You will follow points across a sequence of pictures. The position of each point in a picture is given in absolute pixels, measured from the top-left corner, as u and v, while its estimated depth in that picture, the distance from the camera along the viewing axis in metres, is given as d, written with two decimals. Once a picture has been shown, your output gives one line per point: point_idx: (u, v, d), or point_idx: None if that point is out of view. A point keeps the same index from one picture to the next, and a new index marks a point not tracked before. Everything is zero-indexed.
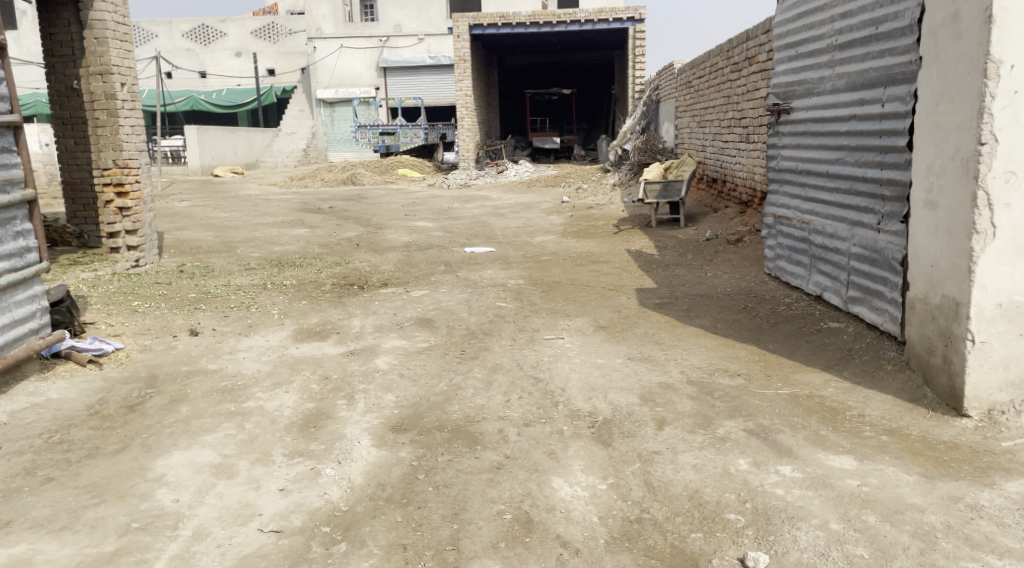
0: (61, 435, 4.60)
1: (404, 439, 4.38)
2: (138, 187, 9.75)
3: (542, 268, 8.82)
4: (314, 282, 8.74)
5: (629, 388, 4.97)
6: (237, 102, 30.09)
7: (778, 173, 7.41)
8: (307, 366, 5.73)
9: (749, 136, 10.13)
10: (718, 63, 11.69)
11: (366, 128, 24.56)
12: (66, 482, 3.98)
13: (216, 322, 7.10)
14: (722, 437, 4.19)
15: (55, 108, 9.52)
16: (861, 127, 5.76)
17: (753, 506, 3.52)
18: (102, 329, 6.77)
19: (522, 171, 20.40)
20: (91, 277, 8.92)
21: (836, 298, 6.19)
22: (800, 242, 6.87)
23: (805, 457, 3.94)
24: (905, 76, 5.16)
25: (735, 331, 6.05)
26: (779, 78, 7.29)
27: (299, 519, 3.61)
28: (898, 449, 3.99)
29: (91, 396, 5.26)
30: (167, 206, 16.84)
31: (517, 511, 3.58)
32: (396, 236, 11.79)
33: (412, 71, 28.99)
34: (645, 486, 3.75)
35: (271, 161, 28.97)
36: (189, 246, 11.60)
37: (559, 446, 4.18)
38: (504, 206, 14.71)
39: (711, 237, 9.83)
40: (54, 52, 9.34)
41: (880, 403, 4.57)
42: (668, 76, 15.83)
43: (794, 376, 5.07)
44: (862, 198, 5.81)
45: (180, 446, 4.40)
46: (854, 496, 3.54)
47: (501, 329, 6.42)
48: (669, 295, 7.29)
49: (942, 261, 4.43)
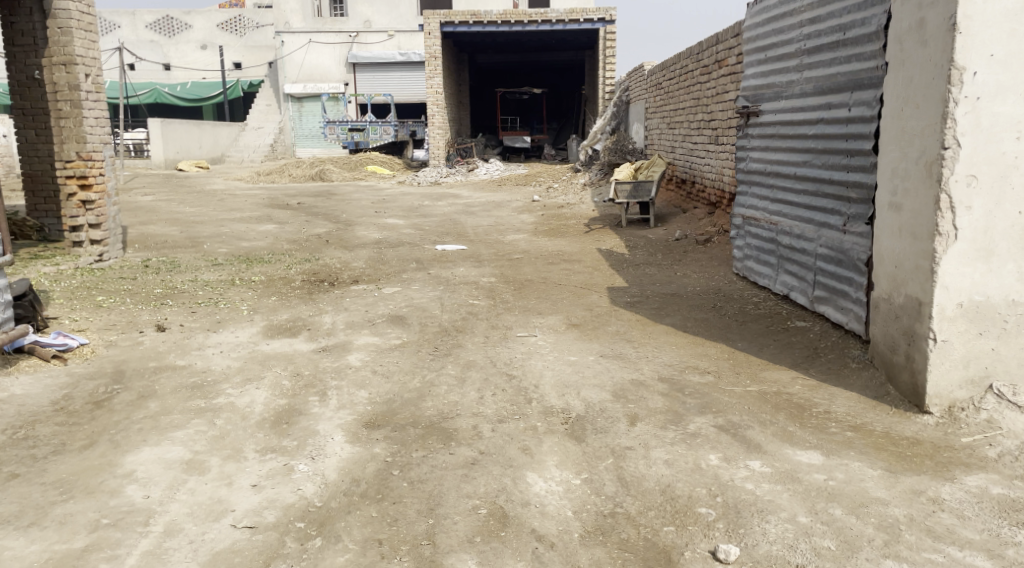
0: (26, 431, 4.52)
1: (378, 436, 4.38)
2: (103, 179, 9.60)
3: (513, 266, 8.85)
4: (284, 278, 8.67)
5: (601, 385, 5.02)
6: (203, 95, 29.67)
7: (746, 175, 7.52)
8: (279, 362, 5.70)
9: (718, 138, 10.27)
10: (688, 65, 11.83)
11: (335, 124, 24.39)
12: (32, 479, 3.91)
13: (184, 318, 7.02)
14: (692, 433, 4.26)
15: (16, 99, 9.45)
16: (828, 131, 5.88)
17: (724, 500, 3.59)
18: (66, 324, 6.65)
19: (492, 170, 20.41)
20: (53, 271, 8.75)
21: (803, 297, 6.31)
22: (767, 243, 6.99)
23: (774, 452, 4.02)
24: (872, 81, 5.28)
25: (704, 329, 6.14)
26: (748, 81, 7.41)
27: (273, 515, 3.60)
28: (863, 444, 4.10)
29: (57, 392, 5.17)
30: (132, 201, 16.57)
31: (491, 506, 3.61)
32: (366, 233, 11.75)
33: (381, 68, 28.88)
34: (618, 481, 3.80)
35: (235, 157, 28.57)
36: (155, 241, 11.44)
37: (533, 442, 4.22)
38: (474, 204, 14.71)
39: (680, 237, 9.96)
40: (15, 41, 9.21)
41: (845, 401, 4.67)
42: (638, 78, 15.99)
43: (763, 374, 5.17)
44: (828, 200, 5.93)
45: (150, 443, 4.35)
46: (822, 490, 3.62)
47: (474, 326, 6.43)
48: (640, 294, 7.38)
49: (906, 262, 4.55)
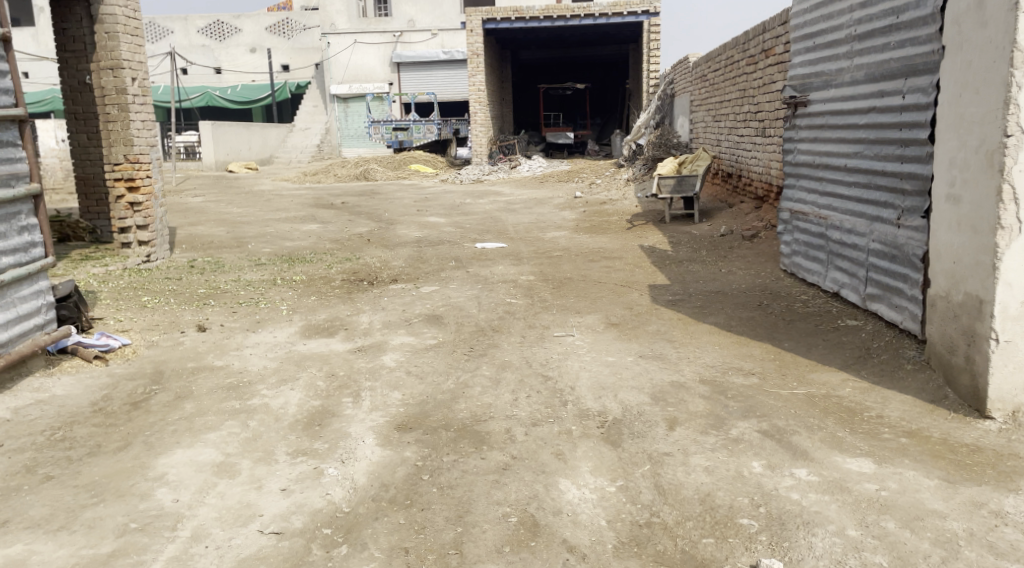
0: (63, 432, 4.54)
1: (409, 439, 4.29)
2: (150, 181, 9.70)
3: (553, 264, 8.71)
4: (324, 277, 8.67)
5: (639, 387, 4.86)
6: (251, 97, 30.12)
7: (794, 167, 7.25)
8: (314, 363, 5.66)
9: (765, 130, 9.96)
10: (733, 56, 11.51)
11: (379, 124, 24.49)
12: (65, 481, 3.92)
13: (224, 317, 7.05)
14: (735, 439, 4.08)
15: (69, 104, 9.73)
16: (881, 120, 5.60)
17: (767, 510, 3.41)
18: (110, 325, 6.73)
19: (534, 167, 20.29)
20: (101, 272, 8.90)
21: (854, 295, 6.04)
22: (817, 238, 6.72)
23: (821, 459, 3.81)
24: (927, 66, 5.01)
25: (750, 329, 5.92)
26: (796, 70, 7.13)
27: (300, 520, 3.53)
28: (919, 451, 3.86)
29: (96, 393, 5.20)
30: (182, 202, 16.87)
31: (522, 514, 3.48)
32: (407, 232, 11.73)
33: (425, 67, 28.96)
34: (655, 489, 3.64)
35: (285, 157, 29.21)
36: (201, 242, 11.57)
37: (567, 447, 4.08)
38: (516, 202, 14.59)
39: (725, 233, 9.69)
40: (67, 47, 9.34)
41: (899, 404, 4.42)
42: (683, 70, 15.67)
43: (811, 375, 4.94)
44: (881, 192, 5.65)
45: (183, 445, 4.33)
46: (873, 501, 3.41)
47: (511, 326, 6.32)
48: (683, 292, 7.17)
49: (965, 257, 4.28)
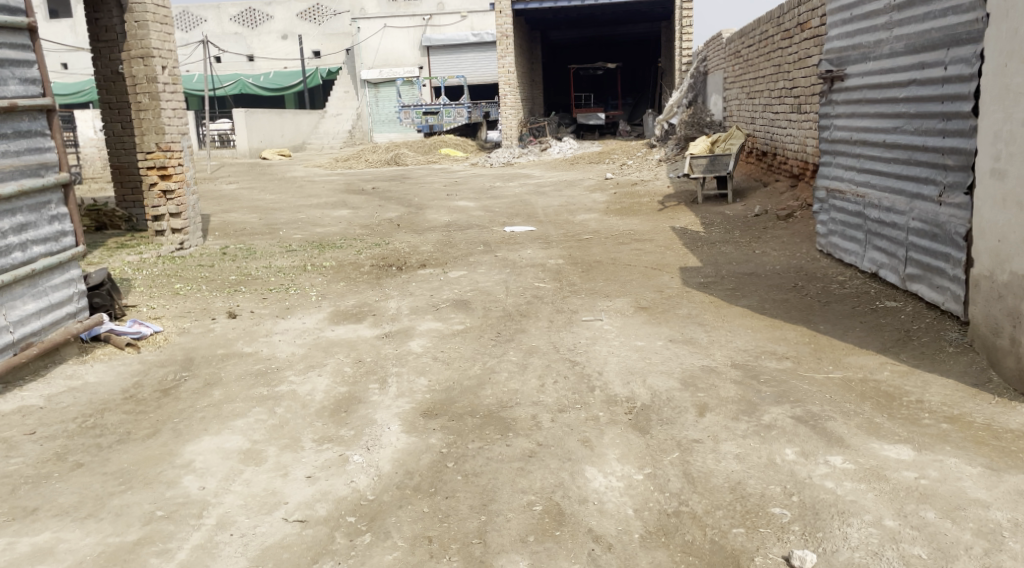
0: (94, 420, 4.58)
1: (435, 425, 4.25)
2: (181, 169, 9.73)
3: (583, 247, 8.60)
4: (353, 263, 8.66)
5: (669, 372, 4.76)
6: (283, 84, 30.28)
7: (831, 144, 7.04)
8: (341, 349, 5.65)
9: (800, 106, 9.71)
10: (768, 30, 11.23)
11: (409, 109, 24.46)
12: (95, 468, 3.95)
13: (254, 304, 7.07)
14: (767, 425, 3.97)
15: (102, 94, 9.88)
16: (922, 93, 5.39)
17: (801, 499, 3.30)
18: (143, 312, 6.79)
19: (565, 149, 20.11)
20: (136, 260, 9.00)
21: (893, 275, 5.86)
22: (854, 217, 6.52)
23: (858, 446, 3.69)
24: (970, 35, 4.79)
25: (784, 311, 5.78)
26: (832, 43, 6.90)
27: (324, 508, 3.51)
28: (960, 438, 3.71)
29: (128, 380, 5.24)
30: (215, 189, 17.04)
31: (547, 502, 3.42)
32: (437, 216, 11.69)
33: (455, 50, 28.82)
34: (684, 477, 3.55)
35: (317, 143, 29.33)
36: (234, 229, 11.66)
37: (594, 434, 4.01)
38: (547, 184, 14.46)
39: (759, 213, 9.50)
40: (100, 37, 9.45)
41: (940, 389, 4.27)
42: (716, 47, 15.36)
43: (847, 359, 4.80)
44: (922, 168, 5.45)
45: (210, 432, 4.34)
46: (912, 489, 3.29)
47: (539, 310, 6.24)
48: (715, 274, 7.02)
49: (1011, 235, 4.11)
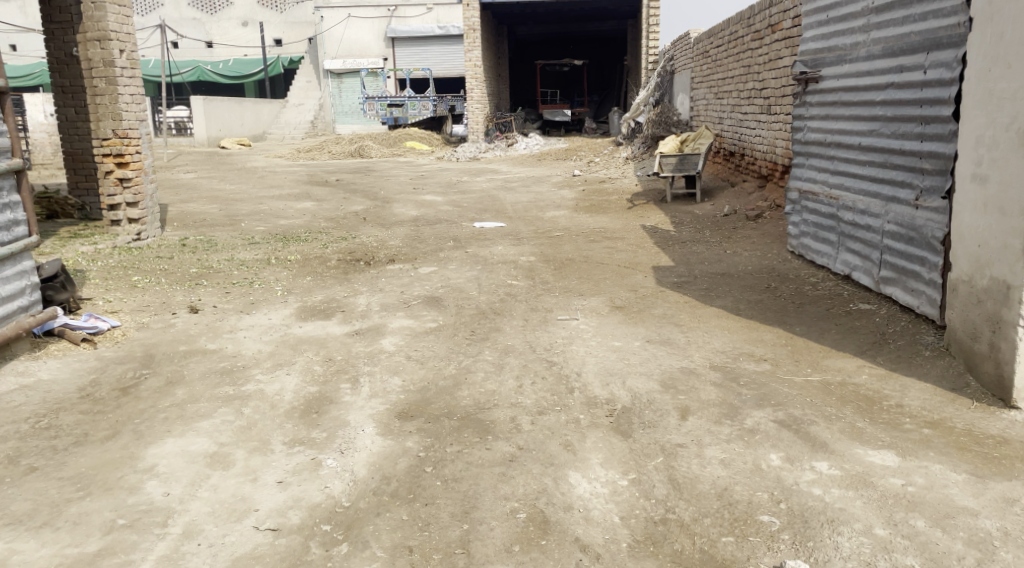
0: (49, 420, 4.34)
1: (411, 428, 4.12)
2: (139, 156, 9.42)
3: (554, 245, 8.50)
4: (319, 257, 8.46)
5: (648, 373, 4.69)
6: (244, 72, 29.66)
7: (804, 146, 7.05)
8: (310, 347, 5.47)
9: (770, 107, 9.75)
10: (738, 30, 11.25)
11: (374, 100, 24.13)
12: (50, 473, 3.73)
13: (217, 299, 6.83)
14: (750, 429, 3.91)
15: (55, 77, 9.48)
16: (899, 96, 5.41)
17: (789, 506, 3.25)
18: (100, 306, 6.51)
19: (532, 145, 20.03)
20: (90, 251, 8.66)
21: (867, 278, 5.87)
22: (827, 219, 6.53)
23: (843, 452, 3.65)
24: (951, 40, 4.81)
25: (759, 312, 5.75)
26: (807, 44, 6.90)
27: (298, 516, 3.36)
28: (943, 443, 3.70)
29: (84, 377, 5.00)
30: (172, 178, 16.57)
31: (531, 509, 3.32)
32: (404, 210, 11.51)
33: (420, 42, 28.58)
34: (670, 483, 3.48)
35: (278, 133, 28.79)
36: (193, 219, 11.31)
37: (576, 438, 3.92)
38: (514, 180, 14.35)
39: (729, 213, 9.51)
40: (53, 17, 9.08)
41: (919, 393, 4.26)
42: (684, 46, 15.40)
43: (825, 362, 4.77)
44: (898, 172, 5.47)
45: (174, 434, 4.14)
46: (900, 497, 3.26)
47: (513, 308, 6.14)
48: (688, 274, 6.98)
49: (991, 241, 4.12)
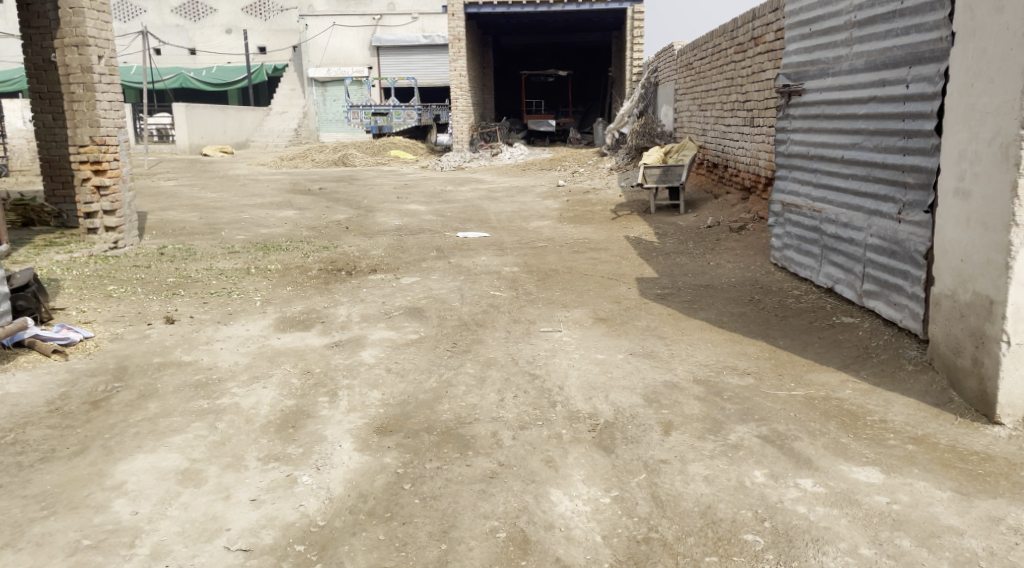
0: (15, 435, 4.21)
1: (390, 443, 4.03)
2: (117, 164, 9.27)
3: (538, 255, 8.45)
4: (300, 266, 8.36)
5: (631, 387, 4.63)
6: (227, 79, 29.47)
7: (787, 158, 7.04)
8: (288, 359, 5.37)
9: (753, 119, 9.76)
10: (721, 43, 11.28)
11: (358, 109, 24.05)
12: (14, 491, 3.61)
13: (194, 309, 6.71)
14: (734, 445, 3.86)
15: (33, 83, 9.34)
16: (882, 110, 5.40)
17: (773, 525, 3.19)
18: (73, 316, 6.37)
19: (516, 154, 20.02)
20: (66, 259, 8.51)
21: (850, 291, 5.85)
22: (810, 232, 6.51)
23: (827, 468, 3.60)
24: (934, 54, 4.81)
25: (742, 325, 5.72)
26: (790, 57, 6.90)
27: (271, 536, 3.27)
28: (928, 460, 3.66)
29: (54, 390, 4.87)
30: (153, 185, 16.40)
31: (511, 528, 3.25)
32: (387, 219, 11.43)
33: (405, 51, 28.44)
34: (652, 500, 3.42)
35: (261, 141, 28.63)
36: (173, 227, 11.17)
37: (558, 454, 3.85)
38: (498, 190, 14.31)
39: (712, 225, 9.51)
40: (31, 23, 8.97)
41: (903, 408, 4.23)
42: (668, 58, 15.45)
43: (809, 376, 4.73)
44: (880, 185, 5.46)
45: (145, 449, 4.03)
46: (885, 515, 3.21)
47: (495, 320, 6.07)
48: (671, 285, 6.95)
49: (974, 255, 4.10)
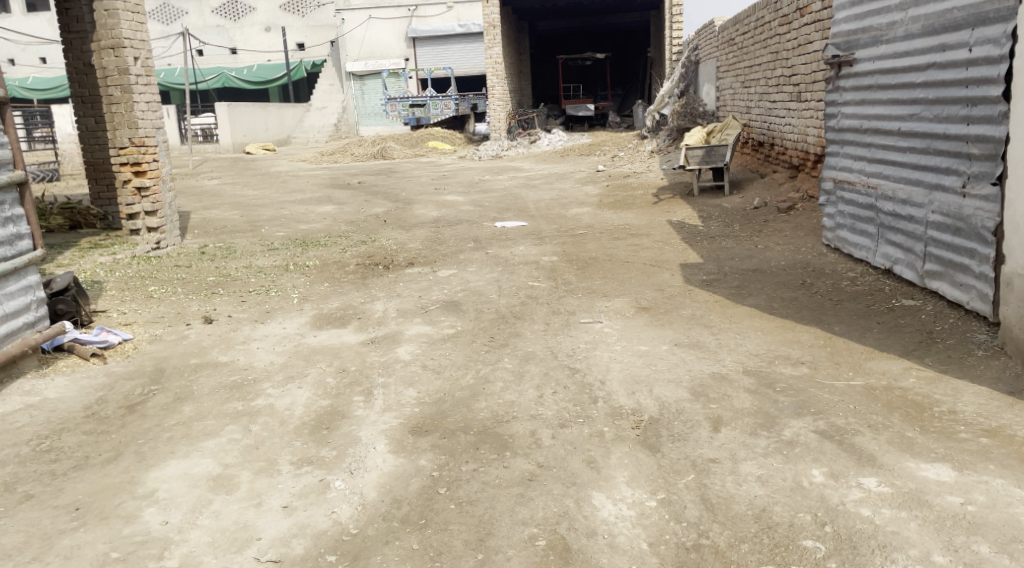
0: (51, 442, 4.17)
1: (425, 444, 3.88)
2: (157, 164, 9.27)
3: (577, 243, 8.23)
4: (337, 262, 8.27)
5: (676, 380, 4.41)
6: (267, 77, 29.70)
7: (838, 133, 6.69)
8: (324, 357, 5.26)
9: (801, 94, 9.37)
10: (764, 16, 10.87)
11: (396, 101, 23.74)
12: (46, 501, 3.56)
13: (232, 308, 6.66)
14: (789, 441, 3.62)
15: (75, 87, 9.42)
16: (942, 77, 5.06)
17: (835, 530, 2.96)
18: (113, 318, 6.36)
19: (555, 141, 19.73)
20: (109, 261, 8.56)
21: (910, 272, 5.52)
22: (865, 210, 6.17)
23: (892, 466, 3.34)
24: (999, 14, 4.47)
25: (794, 311, 5.44)
26: (839, 26, 6.54)
27: (302, 545, 3.15)
28: (1003, 455, 3.37)
29: (91, 395, 4.83)
30: (196, 185, 16.56)
31: (552, 536, 3.07)
32: (424, 211, 11.32)
33: (441, 41, 28.32)
34: (702, 503, 3.20)
35: (302, 137, 28.85)
36: (214, 226, 11.20)
37: (600, 454, 3.65)
38: (537, 177, 14.09)
39: (759, 206, 9.17)
40: (70, 28, 8.98)
41: (974, 397, 3.92)
42: (708, 34, 15.02)
43: (868, 364, 4.45)
44: (942, 158, 5.12)
45: (178, 455, 3.95)
46: (959, 518, 2.95)
47: (534, 312, 5.88)
48: (717, 271, 6.67)
49: None
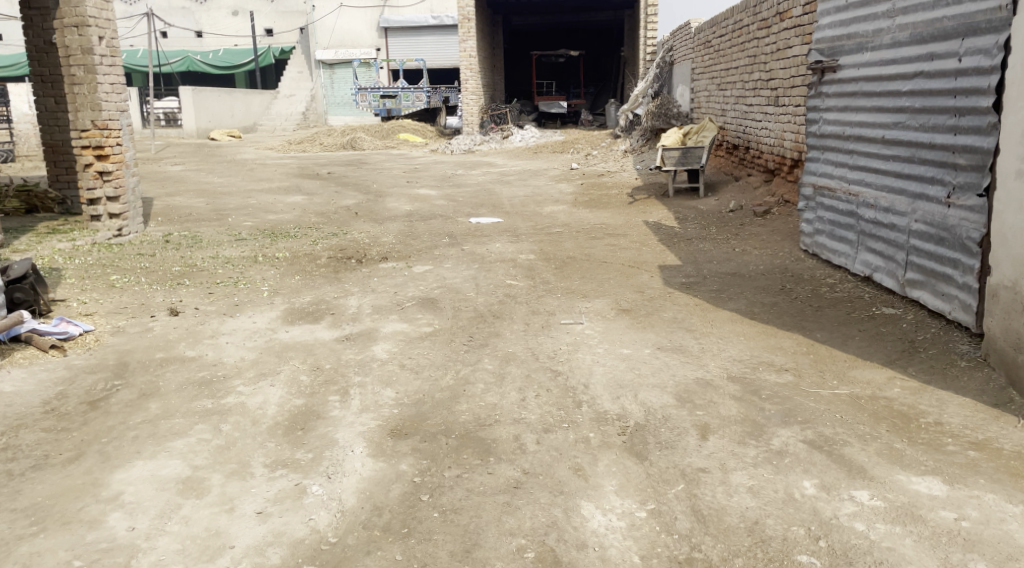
0: (7, 440, 3.95)
1: (406, 448, 3.75)
2: (120, 148, 8.96)
3: (554, 242, 8.13)
4: (309, 254, 8.06)
5: (661, 385, 4.33)
6: (234, 62, 29.08)
7: (818, 139, 6.68)
8: (296, 354, 5.08)
9: (778, 99, 9.39)
10: (742, 19, 10.89)
11: (366, 92, 23.34)
12: (2, 504, 3.35)
13: (199, 300, 6.43)
14: (778, 451, 3.56)
15: (34, 66, 9.01)
16: (930, 86, 5.06)
17: (830, 545, 2.91)
18: (73, 307, 6.10)
19: (527, 137, 19.62)
20: (68, 247, 8.24)
21: (890, 280, 5.52)
22: (846, 217, 6.16)
23: (883, 478, 3.30)
24: (991, 24, 4.47)
25: (776, 316, 5.40)
26: (823, 32, 6.52)
27: (278, 554, 3.00)
28: (993, 469, 3.35)
29: (51, 389, 4.61)
30: (160, 170, 16.13)
31: (541, 547, 2.97)
32: (397, 204, 11.12)
33: (414, 32, 28.08)
34: (694, 515, 3.13)
35: (269, 124, 28.32)
36: (179, 214, 10.89)
37: (587, 461, 3.56)
38: (511, 173, 13.96)
39: (735, 209, 9.16)
40: (31, 4, 8.61)
41: (959, 409, 3.91)
42: (683, 36, 15.06)
43: (852, 373, 4.42)
44: (926, 167, 5.12)
45: (144, 456, 3.76)
46: (954, 534, 2.92)
47: (513, 311, 5.77)
48: (696, 273, 6.62)
49: None
